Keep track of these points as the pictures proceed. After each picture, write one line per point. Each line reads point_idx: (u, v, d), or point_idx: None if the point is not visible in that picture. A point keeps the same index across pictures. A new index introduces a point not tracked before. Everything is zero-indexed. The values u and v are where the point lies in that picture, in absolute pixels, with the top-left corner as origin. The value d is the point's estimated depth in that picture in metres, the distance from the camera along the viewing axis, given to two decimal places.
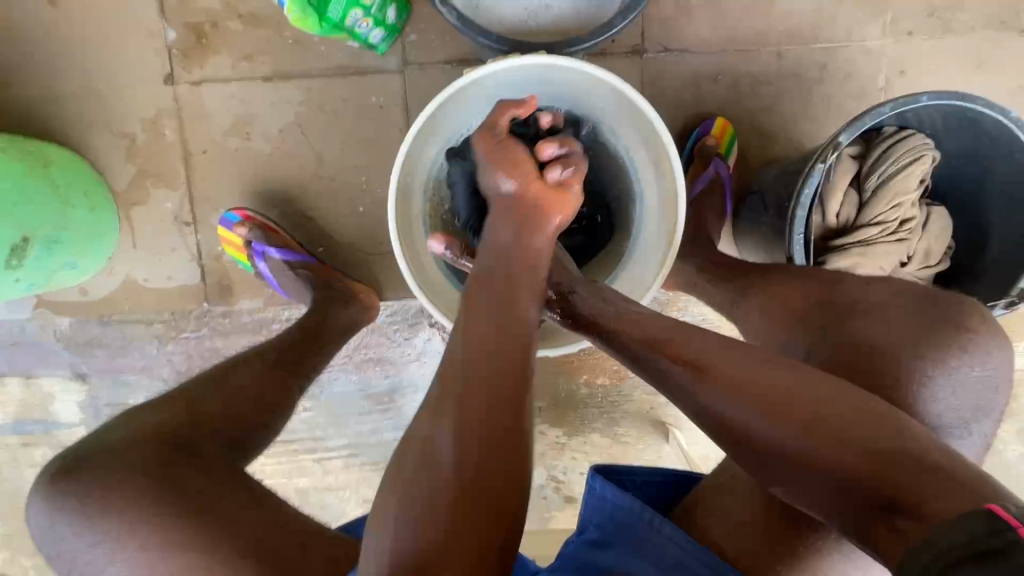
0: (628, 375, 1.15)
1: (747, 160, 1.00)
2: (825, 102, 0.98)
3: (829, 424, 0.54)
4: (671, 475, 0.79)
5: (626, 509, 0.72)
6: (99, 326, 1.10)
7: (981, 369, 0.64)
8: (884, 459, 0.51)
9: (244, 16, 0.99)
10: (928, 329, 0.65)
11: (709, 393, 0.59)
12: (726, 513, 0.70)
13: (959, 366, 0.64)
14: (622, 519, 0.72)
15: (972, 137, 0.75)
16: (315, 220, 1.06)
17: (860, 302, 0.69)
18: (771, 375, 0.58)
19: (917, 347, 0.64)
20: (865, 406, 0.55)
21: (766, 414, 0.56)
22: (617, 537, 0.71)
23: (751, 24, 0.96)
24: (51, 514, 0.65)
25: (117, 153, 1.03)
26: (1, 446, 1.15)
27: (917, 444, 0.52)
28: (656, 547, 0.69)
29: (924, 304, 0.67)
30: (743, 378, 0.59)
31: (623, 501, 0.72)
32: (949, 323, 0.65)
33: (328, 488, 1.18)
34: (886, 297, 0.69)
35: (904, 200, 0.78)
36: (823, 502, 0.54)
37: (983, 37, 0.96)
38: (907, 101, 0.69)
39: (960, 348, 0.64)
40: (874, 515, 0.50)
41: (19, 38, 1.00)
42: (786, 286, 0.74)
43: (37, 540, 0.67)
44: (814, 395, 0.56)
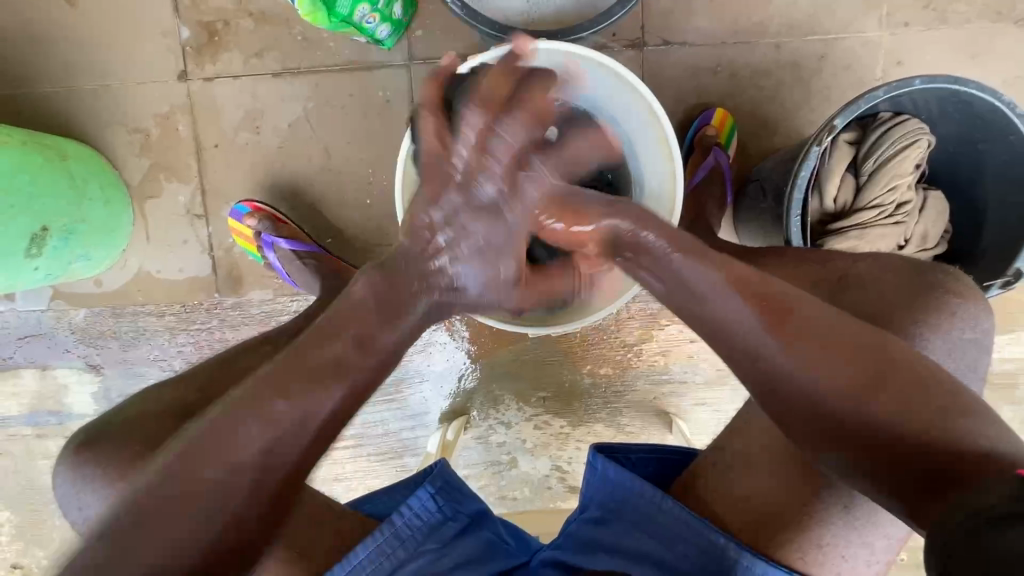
0: (632, 364, 1.16)
1: (747, 150, 1.02)
2: (823, 92, 1.00)
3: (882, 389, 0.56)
4: (672, 454, 0.80)
5: (627, 487, 0.73)
6: (113, 318, 1.13)
7: (972, 335, 0.65)
8: (925, 430, 0.54)
9: (255, 14, 1.02)
10: (920, 300, 0.66)
11: (785, 338, 0.60)
12: (728, 488, 0.70)
13: (950, 335, 0.64)
14: (624, 497, 0.73)
15: (966, 120, 0.77)
16: (323, 212, 1.08)
17: (847, 274, 0.71)
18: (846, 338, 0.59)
19: (912, 319, 0.65)
20: (930, 384, 0.56)
21: (835, 375, 0.58)
22: (619, 514, 0.73)
23: (749, 16, 0.98)
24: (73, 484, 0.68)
25: (132, 148, 1.06)
26: (17, 437, 1.18)
27: (974, 427, 0.53)
28: (658, 524, 0.70)
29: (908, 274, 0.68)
30: (821, 333, 0.59)
31: (625, 480, 0.73)
32: (944, 287, 0.66)
33: (335, 478, 1.19)
34: (876, 271, 0.70)
35: (900, 183, 0.79)
36: (870, 470, 0.55)
37: (979, 27, 0.97)
38: (899, 85, 0.71)
39: (952, 318, 0.65)
40: (920, 485, 0.52)
41: (38, 37, 1.04)
42: (784, 268, 0.76)
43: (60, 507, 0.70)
44: (882, 367, 0.57)
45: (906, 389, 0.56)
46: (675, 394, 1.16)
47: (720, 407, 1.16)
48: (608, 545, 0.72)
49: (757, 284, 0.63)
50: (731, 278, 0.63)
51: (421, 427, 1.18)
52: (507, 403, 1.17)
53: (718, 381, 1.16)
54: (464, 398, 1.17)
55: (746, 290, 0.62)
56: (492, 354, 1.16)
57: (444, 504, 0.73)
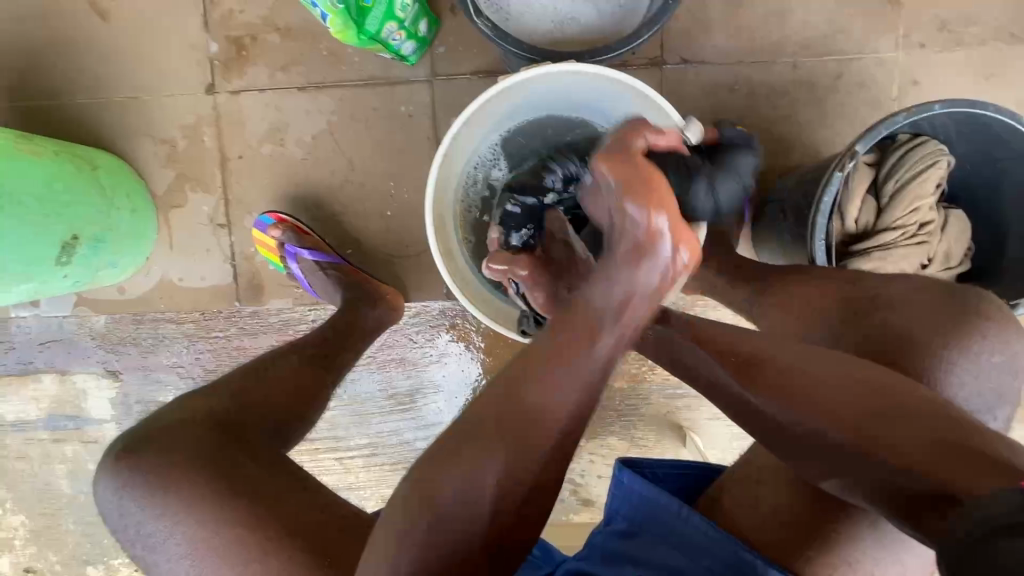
0: (646, 377, 1.17)
1: (763, 167, 1.03)
2: (839, 111, 1.01)
3: (860, 411, 0.58)
4: (694, 467, 0.81)
5: (653, 500, 0.74)
6: (134, 325, 1.15)
7: (1001, 356, 0.66)
8: (908, 442, 0.54)
9: (282, 30, 1.05)
10: (941, 321, 0.67)
11: (758, 387, 0.63)
12: (751, 502, 0.71)
13: (979, 358, 0.66)
14: (650, 511, 0.74)
15: (986, 142, 0.78)
16: (344, 224, 1.10)
17: (880, 295, 0.71)
18: (817, 375, 0.61)
19: (939, 338, 0.66)
20: (910, 403, 0.57)
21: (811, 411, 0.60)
22: (644, 527, 0.74)
23: (767, 36, 1.00)
24: (114, 490, 0.71)
25: (158, 158, 1.08)
26: (34, 441, 1.19)
27: (960, 440, 0.53)
28: (684, 537, 0.71)
29: (940, 300, 0.68)
30: (791, 377, 0.62)
31: (652, 493, 0.74)
32: (972, 307, 0.67)
33: (351, 487, 1.20)
34: (909, 291, 0.70)
35: (921, 204, 0.80)
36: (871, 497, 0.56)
37: (994, 49, 0.98)
38: (920, 110, 0.72)
39: (978, 339, 0.66)
40: (920, 503, 0.51)
41: (70, 50, 1.06)
42: (804, 286, 0.77)
43: (101, 512, 0.73)
44: (862, 393, 0.59)
45: (882, 406, 0.57)
46: (690, 408, 1.17)
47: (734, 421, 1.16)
48: (634, 557, 0.71)
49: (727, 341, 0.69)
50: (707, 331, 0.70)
51: (437, 438, 1.18)
52: None
53: None
54: None
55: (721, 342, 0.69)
56: None
57: None
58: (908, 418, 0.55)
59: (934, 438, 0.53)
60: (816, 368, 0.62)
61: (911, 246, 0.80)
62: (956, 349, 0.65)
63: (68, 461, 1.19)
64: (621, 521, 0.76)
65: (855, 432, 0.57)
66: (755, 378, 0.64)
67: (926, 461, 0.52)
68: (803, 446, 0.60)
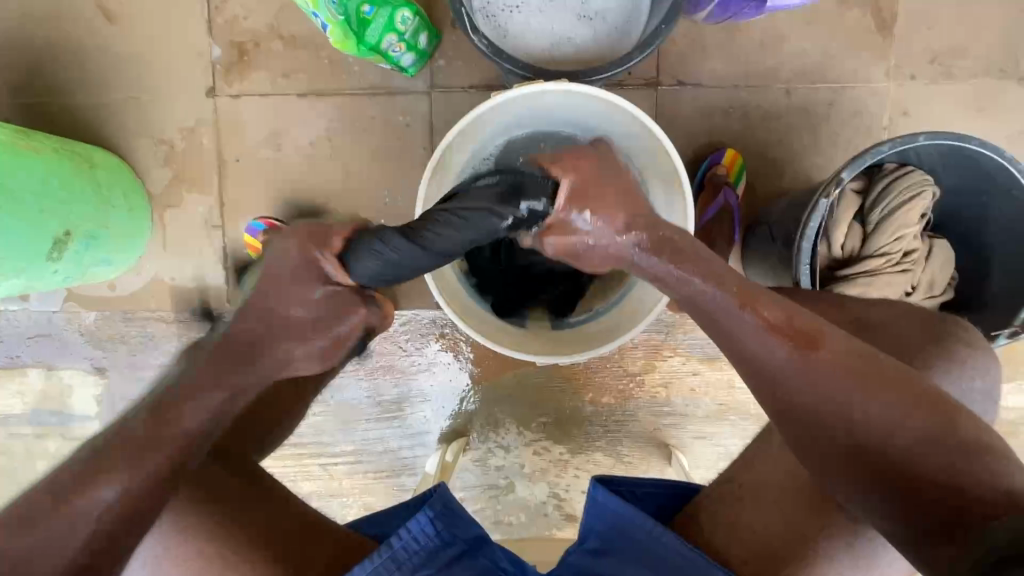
0: (633, 394, 1.17)
1: (755, 190, 1.04)
2: (830, 137, 1.02)
3: (903, 430, 0.57)
4: (671, 485, 0.80)
5: (626, 517, 0.74)
6: (123, 322, 1.15)
7: (982, 382, 0.67)
8: (947, 474, 0.55)
9: (285, 37, 1.06)
10: (932, 346, 0.67)
11: (810, 367, 0.61)
12: (724, 519, 0.72)
13: (962, 381, 0.66)
14: (622, 528, 0.74)
15: (970, 174, 0.79)
16: None
17: (859, 317, 0.72)
18: (866, 372, 0.60)
19: (924, 360, 0.66)
20: (953, 423, 0.57)
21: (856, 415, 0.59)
22: (616, 545, 0.74)
23: (762, 62, 1.01)
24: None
25: (156, 158, 1.09)
26: (16, 436, 1.19)
27: (992, 470, 0.54)
28: (656, 555, 0.71)
29: (920, 322, 0.70)
30: (844, 367, 0.61)
31: (626, 511, 0.74)
32: (954, 337, 0.68)
33: (334, 495, 1.19)
34: (889, 316, 0.72)
35: (905, 233, 0.81)
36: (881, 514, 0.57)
37: (983, 84, 1.00)
38: (905, 141, 0.73)
39: (963, 366, 0.67)
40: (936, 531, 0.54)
41: (75, 49, 1.07)
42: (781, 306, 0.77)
43: None
44: (912, 405, 0.58)
45: (920, 422, 0.57)
46: (676, 426, 1.17)
47: (721, 441, 1.16)
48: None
49: (784, 315, 0.64)
50: (763, 315, 0.64)
51: (420, 446, 1.18)
52: (507, 426, 1.18)
53: (720, 415, 1.16)
54: (464, 419, 1.18)
55: (776, 316, 0.64)
56: (496, 378, 1.17)
57: (443, 530, 0.73)
58: (953, 447, 0.56)
59: (959, 470, 0.55)
60: (864, 364, 0.61)
61: (895, 273, 0.81)
62: (952, 368, 0.66)
63: (49, 457, 1.19)
64: (596, 539, 0.76)
65: (902, 450, 0.57)
66: (815, 354, 0.61)
67: (960, 497, 0.54)
68: (828, 443, 0.60)
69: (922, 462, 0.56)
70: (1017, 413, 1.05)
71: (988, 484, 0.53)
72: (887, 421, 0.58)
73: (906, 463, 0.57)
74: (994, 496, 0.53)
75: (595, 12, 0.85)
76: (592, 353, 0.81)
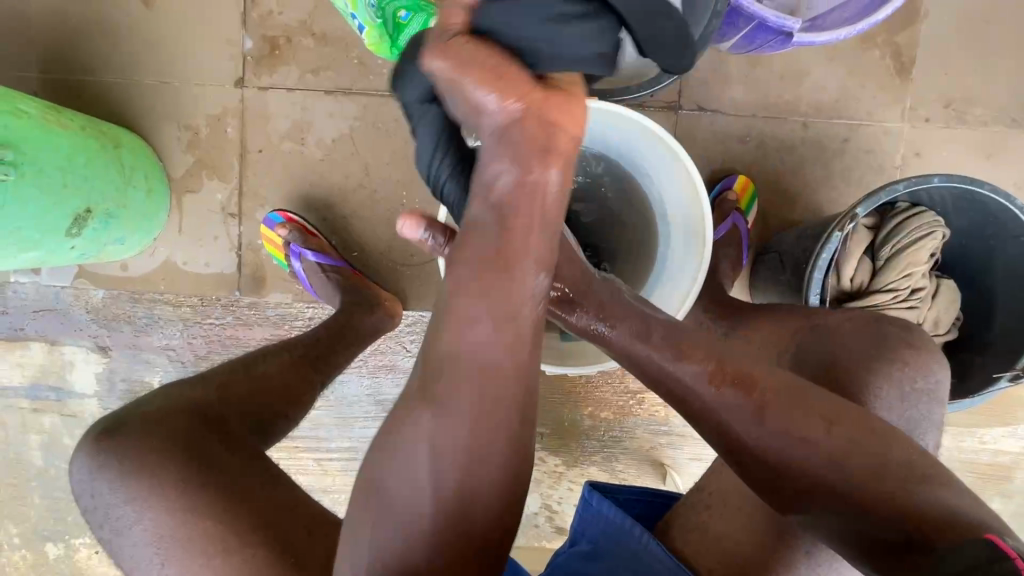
0: (633, 411, 1.17)
1: (766, 218, 1.06)
2: (843, 172, 1.04)
3: (844, 455, 0.59)
4: (657, 495, 0.82)
5: (621, 524, 0.75)
6: (130, 303, 1.15)
7: (922, 384, 0.72)
8: (877, 501, 0.56)
9: (317, 34, 1.08)
10: (880, 350, 0.73)
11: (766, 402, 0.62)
12: (702, 526, 0.73)
13: (906, 390, 0.72)
14: (615, 534, 0.75)
15: (981, 219, 0.81)
16: (352, 228, 1.12)
17: (817, 323, 0.78)
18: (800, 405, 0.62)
19: (869, 368, 0.72)
20: (889, 441, 0.60)
21: (799, 443, 0.60)
22: (608, 550, 0.75)
23: (782, 94, 1.04)
24: (92, 470, 0.71)
25: (179, 143, 1.11)
26: (12, 409, 1.18)
27: (921, 480, 0.57)
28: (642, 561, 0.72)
29: (868, 328, 0.75)
30: (779, 400, 0.62)
31: (617, 517, 0.75)
32: (898, 342, 0.73)
33: (325, 491, 1.19)
34: (840, 320, 0.77)
35: (915, 271, 0.83)
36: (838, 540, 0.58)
37: (995, 131, 1.03)
38: (919, 181, 0.76)
39: (904, 365, 0.72)
40: (889, 550, 0.54)
41: (109, 31, 1.09)
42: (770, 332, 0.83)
43: (74, 492, 0.72)
44: (849, 428, 0.61)
45: (858, 442, 0.59)
46: (672, 446, 1.17)
47: None
48: None
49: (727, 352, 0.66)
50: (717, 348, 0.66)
51: None
52: None
53: None
54: None
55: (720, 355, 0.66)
56: None
57: None
58: (883, 474, 0.57)
59: (900, 488, 0.56)
60: (802, 399, 0.63)
61: (902, 310, 0.82)
62: (893, 372, 0.72)
63: (43, 432, 1.19)
64: (587, 542, 0.77)
65: (833, 478, 0.58)
66: (755, 388, 0.63)
67: (893, 521, 0.54)
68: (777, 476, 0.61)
69: (859, 489, 0.57)
70: (1010, 457, 1.07)
71: (925, 508, 0.54)
72: (819, 452, 0.59)
73: (851, 486, 0.58)
74: (928, 519, 0.53)
75: None
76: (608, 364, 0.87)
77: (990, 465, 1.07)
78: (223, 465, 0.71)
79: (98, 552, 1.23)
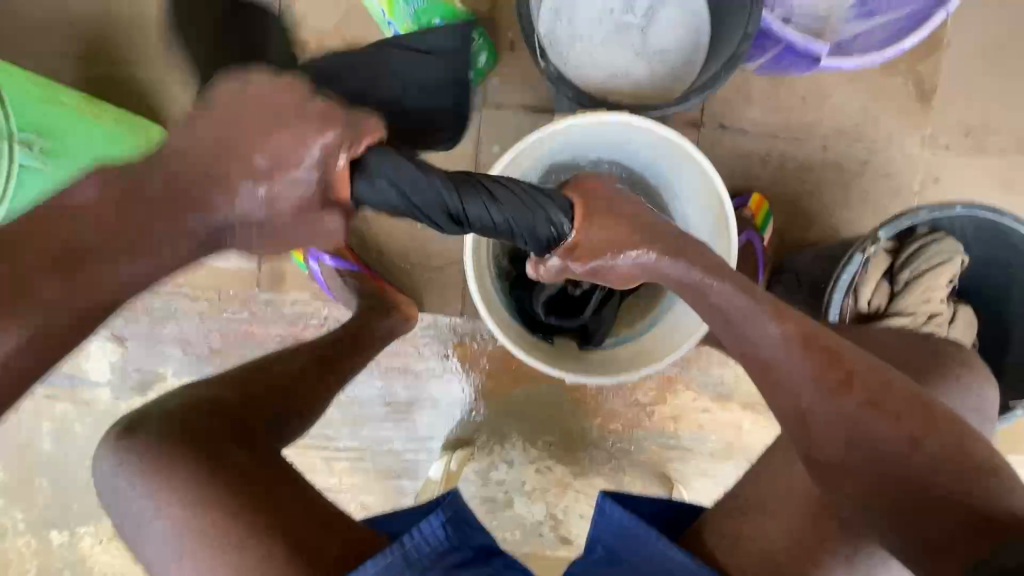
0: (643, 423, 1.18)
1: (783, 237, 1.07)
2: (862, 196, 1.05)
3: (915, 445, 0.59)
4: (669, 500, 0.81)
5: (637, 532, 0.74)
6: (149, 295, 1.16)
7: (968, 390, 0.72)
8: (939, 498, 0.56)
9: (347, 39, 1.10)
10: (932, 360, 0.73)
11: (819, 412, 0.62)
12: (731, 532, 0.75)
13: (950, 391, 0.71)
14: (631, 542, 0.75)
15: (999, 248, 0.82)
16: (372, 230, 1.13)
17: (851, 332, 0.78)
18: (884, 387, 0.62)
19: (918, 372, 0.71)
20: (964, 438, 0.59)
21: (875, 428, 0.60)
22: (626, 557, 0.74)
23: (803, 116, 1.05)
24: (115, 464, 0.71)
25: None
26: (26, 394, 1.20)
27: (992, 476, 0.56)
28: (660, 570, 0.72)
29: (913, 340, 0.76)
30: (863, 379, 0.62)
31: (634, 524, 0.75)
32: (941, 355, 0.74)
33: (331, 490, 1.19)
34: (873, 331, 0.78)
35: (933, 295, 0.84)
36: (899, 525, 0.57)
37: (1013, 161, 1.04)
38: (942, 209, 0.77)
39: (957, 376, 0.72)
40: (956, 537, 0.54)
41: (146, 28, 1.12)
42: None
43: (95, 486, 0.73)
44: (925, 413, 0.60)
45: (933, 436, 0.59)
46: (680, 460, 1.17)
47: (721, 479, 1.17)
48: None
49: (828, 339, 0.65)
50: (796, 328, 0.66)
51: (425, 451, 1.19)
52: (513, 441, 1.19)
53: (725, 455, 1.17)
54: (471, 428, 1.18)
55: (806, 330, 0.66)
56: (506, 391, 1.17)
57: (453, 534, 0.73)
58: (957, 469, 0.57)
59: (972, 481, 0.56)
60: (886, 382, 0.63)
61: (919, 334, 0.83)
62: (954, 378, 0.72)
63: (55, 419, 1.20)
64: (603, 548, 0.77)
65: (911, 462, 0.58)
66: (841, 364, 0.63)
67: (958, 517, 0.55)
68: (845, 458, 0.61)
69: (928, 479, 0.57)
70: None
71: (994, 509, 0.54)
72: (894, 440, 0.59)
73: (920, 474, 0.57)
74: (994, 518, 0.53)
75: (653, 52, 0.90)
76: (627, 376, 0.86)
77: None
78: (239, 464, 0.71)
79: (101, 542, 1.23)
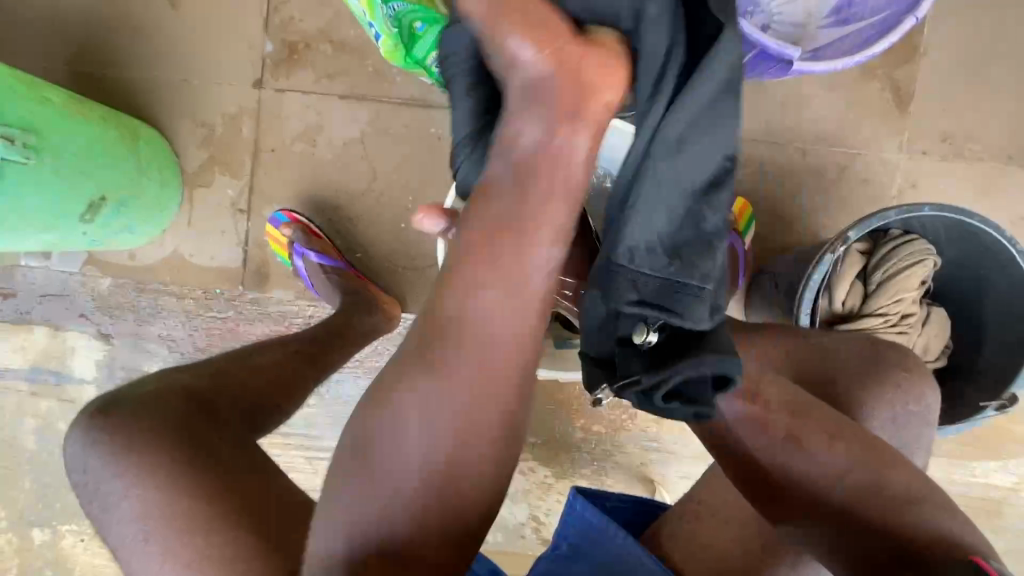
0: (625, 426, 1.18)
1: (763, 241, 1.08)
2: (841, 200, 1.07)
3: (845, 473, 0.64)
4: (638, 501, 0.83)
5: (600, 528, 0.76)
6: (135, 292, 1.17)
7: (915, 408, 0.74)
8: (865, 521, 0.61)
9: (334, 42, 1.12)
10: (880, 374, 0.75)
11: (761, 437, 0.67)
12: (698, 537, 0.75)
13: (893, 406, 0.73)
14: (592, 537, 0.77)
15: (970, 249, 0.83)
16: (357, 230, 1.14)
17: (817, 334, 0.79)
18: (818, 423, 0.67)
19: (858, 382, 0.74)
20: (893, 471, 0.64)
21: (811, 465, 0.65)
22: (586, 549, 0.77)
23: (783, 121, 1.06)
24: (85, 445, 0.72)
25: (195, 139, 1.14)
26: (11, 391, 1.20)
27: (913, 504, 0.61)
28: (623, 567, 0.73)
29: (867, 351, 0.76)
30: (797, 411, 0.68)
31: (598, 521, 0.76)
32: (893, 365, 0.75)
33: (315, 489, 1.20)
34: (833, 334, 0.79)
35: (905, 296, 0.84)
36: (835, 552, 0.62)
37: (990, 167, 1.05)
38: (911, 209, 0.78)
39: (903, 393, 0.74)
40: (879, 560, 0.60)
41: (136, 29, 1.13)
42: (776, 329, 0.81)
43: (65, 466, 0.73)
44: (856, 446, 0.65)
45: (860, 468, 0.64)
46: (663, 463, 1.17)
47: None
48: None
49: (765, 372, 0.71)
50: None
51: None
52: None
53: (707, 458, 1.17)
54: None
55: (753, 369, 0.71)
56: None
57: None
58: (884, 496, 0.62)
59: (899, 514, 0.60)
60: (818, 417, 0.68)
61: (889, 335, 0.84)
62: (910, 397, 0.74)
63: (40, 416, 1.20)
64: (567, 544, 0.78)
65: (844, 490, 0.63)
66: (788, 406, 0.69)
67: (892, 542, 0.59)
68: (777, 492, 0.66)
69: (860, 509, 0.62)
70: (1001, 492, 1.06)
71: (922, 531, 0.59)
72: (819, 470, 0.65)
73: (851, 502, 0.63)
74: (921, 539, 0.59)
75: None
76: None
77: (979, 499, 1.07)
78: (211, 449, 0.71)
79: (83, 541, 1.23)
